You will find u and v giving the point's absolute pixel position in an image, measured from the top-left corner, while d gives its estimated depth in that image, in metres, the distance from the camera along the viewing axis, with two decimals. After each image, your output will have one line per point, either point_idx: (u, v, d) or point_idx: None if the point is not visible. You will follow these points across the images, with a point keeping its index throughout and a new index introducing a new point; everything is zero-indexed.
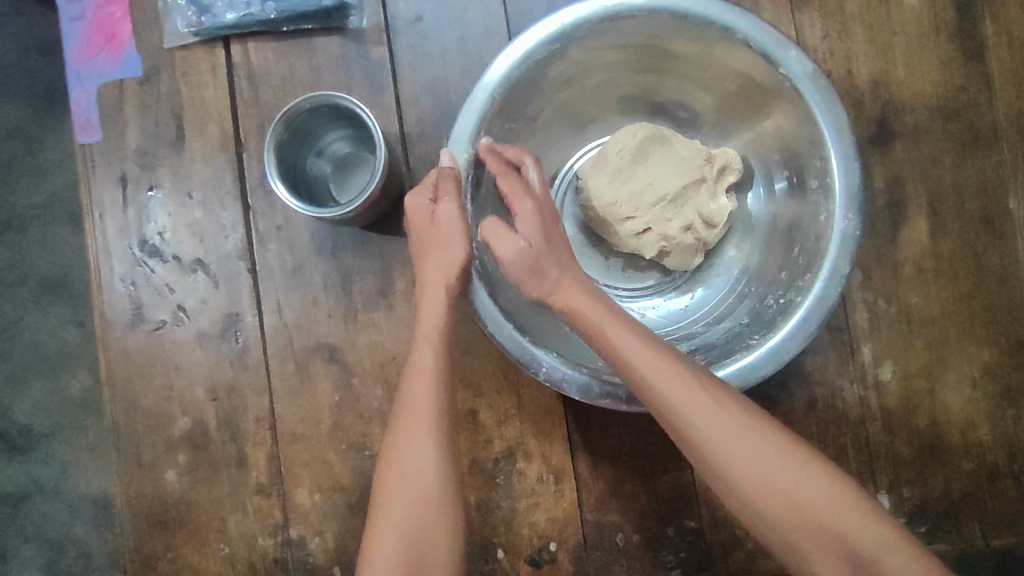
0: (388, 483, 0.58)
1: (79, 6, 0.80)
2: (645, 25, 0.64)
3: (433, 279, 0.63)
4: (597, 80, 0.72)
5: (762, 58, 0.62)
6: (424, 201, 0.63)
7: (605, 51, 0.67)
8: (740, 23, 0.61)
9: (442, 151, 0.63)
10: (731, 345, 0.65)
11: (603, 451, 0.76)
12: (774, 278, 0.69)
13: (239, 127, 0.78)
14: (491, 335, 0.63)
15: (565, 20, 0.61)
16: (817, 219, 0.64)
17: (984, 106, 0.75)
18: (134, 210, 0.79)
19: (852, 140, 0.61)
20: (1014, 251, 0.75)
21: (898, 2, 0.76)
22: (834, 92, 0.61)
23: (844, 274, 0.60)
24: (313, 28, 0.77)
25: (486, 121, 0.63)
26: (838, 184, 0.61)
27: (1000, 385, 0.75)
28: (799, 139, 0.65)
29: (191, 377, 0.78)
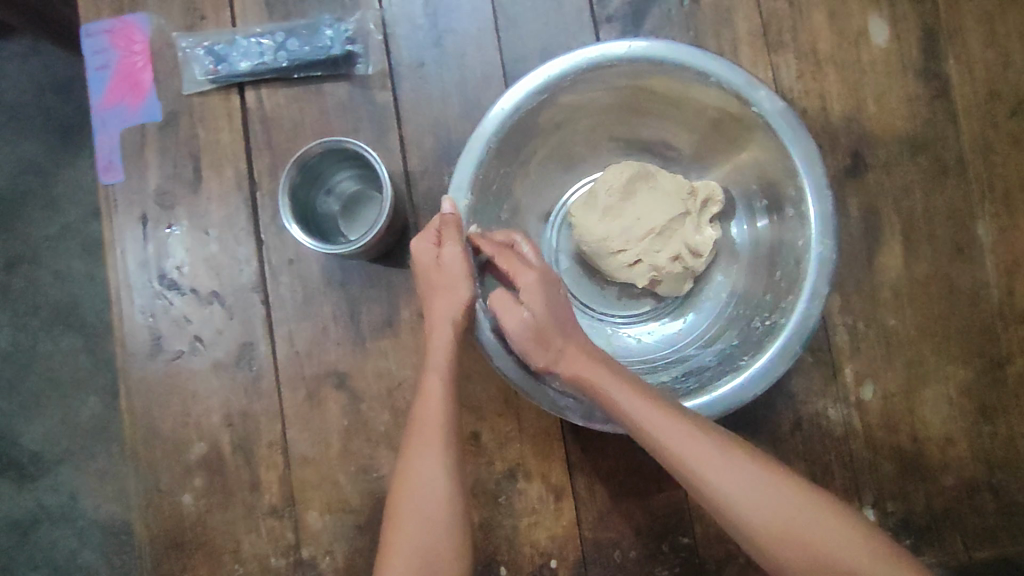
0: (403, 503, 0.61)
1: (103, 55, 0.85)
2: (627, 72, 0.69)
3: (441, 314, 0.68)
4: (586, 122, 0.77)
5: (738, 98, 0.67)
6: (429, 245, 0.69)
7: (592, 95, 0.72)
8: (715, 68, 0.66)
9: (443, 198, 0.67)
10: (722, 365, 0.69)
11: (602, 470, 0.80)
12: (759, 302, 0.73)
13: (253, 167, 0.83)
14: (497, 369, 0.67)
15: (553, 71, 0.66)
16: (796, 246, 0.68)
17: (950, 138, 0.81)
18: (154, 246, 0.84)
19: (822, 168, 0.65)
20: (984, 274, 0.80)
21: (866, 44, 0.81)
22: (805, 128, 0.66)
23: (824, 295, 0.65)
24: (323, 75, 0.83)
25: (486, 162, 0.68)
26: (812, 210, 0.65)
27: (976, 401, 0.79)
28: (775, 170, 0.70)
29: (206, 405, 0.82)
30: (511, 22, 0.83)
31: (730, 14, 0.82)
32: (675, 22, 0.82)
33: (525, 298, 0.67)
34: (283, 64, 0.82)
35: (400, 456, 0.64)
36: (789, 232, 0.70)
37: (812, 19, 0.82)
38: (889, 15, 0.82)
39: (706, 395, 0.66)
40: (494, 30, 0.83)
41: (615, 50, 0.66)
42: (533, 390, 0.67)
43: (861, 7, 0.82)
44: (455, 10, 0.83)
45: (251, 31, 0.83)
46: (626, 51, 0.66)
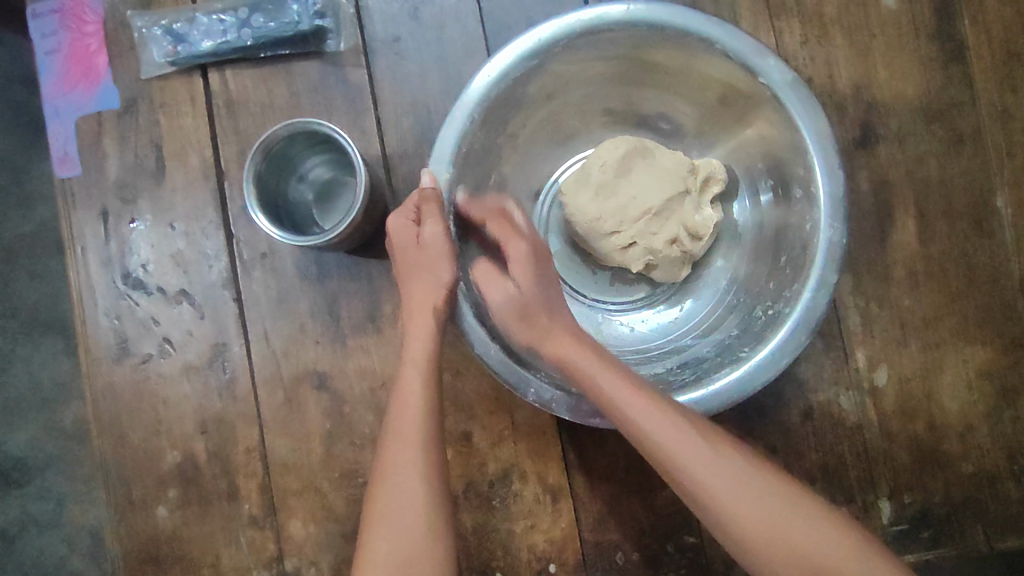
0: (378, 512, 0.56)
1: (54, 39, 0.79)
2: (624, 38, 0.63)
3: (420, 303, 0.63)
4: (578, 93, 0.72)
5: (743, 67, 0.61)
6: (406, 223, 0.65)
7: (584, 65, 0.67)
8: (717, 33, 0.60)
9: (424, 170, 0.62)
10: (720, 358, 0.64)
11: (599, 468, 0.75)
12: (762, 289, 0.68)
13: (220, 156, 0.77)
14: (480, 358, 0.62)
15: (541, 36, 0.61)
16: (802, 229, 0.63)
17: (966, 105, 0.75)
18: (116, 243, 0.78)
19: (835, 149, 0.60)
20: (1004, 249, 0.75)
21: (876, 5, 0.76)
22: (815, 101, 0.60)
23: (832, 284, 0.59)
24: (291, 53, 0.77)
25: (467, 139, 0.63)
26: (822, 192, 0.60)
27: (997, 385, 0.74)
28: (783, 147, 0.64)
29: (178, 411, 0.77)
30: None
31: None
32: None
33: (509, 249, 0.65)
34: (248, 42, 0.76)
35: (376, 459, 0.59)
36: (796, 216, 0.65)
37: None
38: None
39: (702, 390, 0.61)
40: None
41: (611, 13, 0.61)
42: (519, 380, 0.62)
43: None
44: None
45: (212, 7, 0.77)
46: (622, 14, 0.60)
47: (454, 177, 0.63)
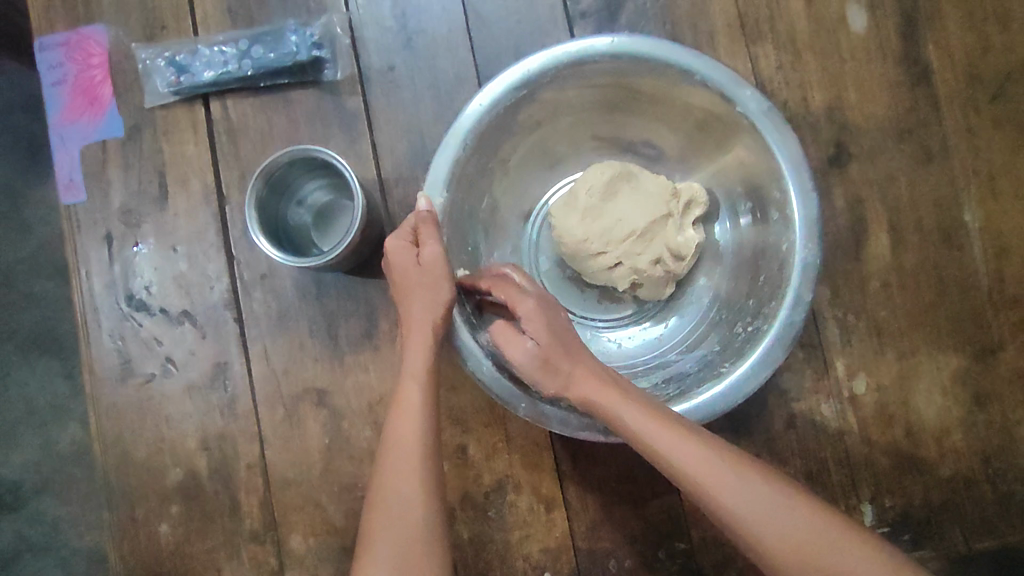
0: (378, 518, 0.58)
1: (61, 70, 0.82)
2: (608, 69, 0.67)
3: (420, 321, 0.65)
4: (565, 120, 0.75)
5: (722, 96, 0.65)
6: (403, 243, 0.66)
7: (571, 94, 0.71)
8: (696, 64, 0.64)
9: (419, 195, 0.65)
10: (703, 373, 0.67)
11: (592, 478, 0.77)
12: (742, 306, 0.71)
13: (221, 180, 0.80)
14: (473, 373, 0.66)
15: (530, 67, 0.64)
16: (780, 249, 0.66)
17: (933, 125, 0.79)
18: (120, 266, 0.81)
19: (808, 172, 0.64)
20: (973, 261, 0.78)
21: (845, 32, 0.80)
22: (790, 128, 0.64)
23: (808, 301, 0.63)
24: (290, 82, 0.80)
25: (460, 165, 0.66)
26: (798, 213, 0.64)
27: (971, 391, 0.77)
28: (760, 170, 0.68)
29: (181, 429, 0.79)
30: (482, 21, 0.80)
31: (706, 5, 0.80)
32: (650, 16, 0.80)
33: (501, 235, 0.67)
34: (248, 72, 0.79)
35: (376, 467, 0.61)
36: (773, 236, 0.68)
37: (789, 8, 0.80)
38: (866, 2, 0.80)
39: (684, 404, 0.64)
40: (465, 31, 0.80)
41: (597, 46, 0.64)
42: (510, 396, 0.66)
43: None
44: (424, 11, 0.81)
45: (213, 39, 0.81)
46: (607, 46, 0.64)
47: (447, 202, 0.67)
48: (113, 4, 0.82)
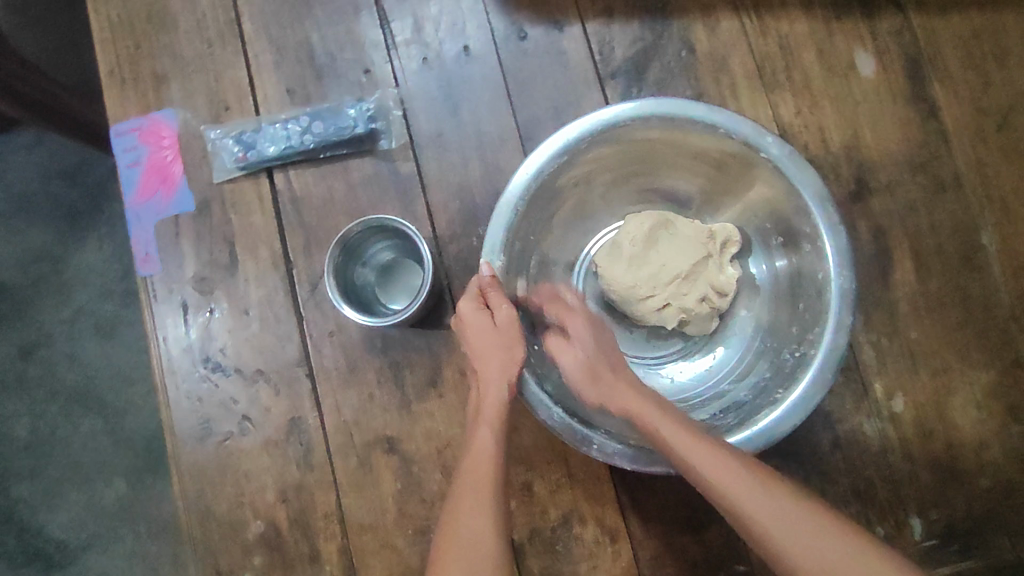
0: (450, 548, 0.62)
1: (135, 152, 0.88)
2: (639, 130, 0.73)
3: (494, 376, 0.71)
4: (603, 178, 0.82)
5: (746, 146, 0.71)
6: (474, 305, 0.74)
7: (608, 153, 0.77)
8: (720, 118, 0.70)
9: (479, 261, 0.72)
10: (758, 400, 0.72)
11: (652, 509, 0.82)
12: (785, 334, 0.76)
13: (288, 246, 0.86)
14: (545, 423, 0.70)
15: (569, 135, 0.71)
16: (816, 277, 0.72)
17: (945, 157, 0.85)
18: (196, 331, 0.86)
19: (835, 208, 0.69)
20: (994, 281, 0.84)
21: (856, 76, 0.87)
22: (813, 168, 0.70)
23: (850, 325, 0.68)
24: (347, 152, 0.87)
25: (513, 226, 0.72)
26: (829, 246, 0.69)
27: (1003, 404, 0.82)
28: (788, 208, 0.74)
29: (259, 482, 0.83)
30: (522, 87, 0.87)
31: (726, 60, 0.87)
32: (676, 73, 0.87)
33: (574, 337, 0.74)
34: (310, 145, 0.86)
35: (447, 503, 0.66)
36: (807, 263, 0.74)
37: (803, 58, 0.87)
38: (873, 48, 0.87)
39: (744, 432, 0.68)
40: (507, 96, 0.87)
41: (625, 110, 0.70)
42: (582, 437, 0.70)
43: (847, 43, 0.87)
44: (468, 81, 0.88)
45: (276, 117, 0.88)
46: (634, 109, 0.70)
47: (504, 263, 0.73)
48: (181, 90, 0.89)
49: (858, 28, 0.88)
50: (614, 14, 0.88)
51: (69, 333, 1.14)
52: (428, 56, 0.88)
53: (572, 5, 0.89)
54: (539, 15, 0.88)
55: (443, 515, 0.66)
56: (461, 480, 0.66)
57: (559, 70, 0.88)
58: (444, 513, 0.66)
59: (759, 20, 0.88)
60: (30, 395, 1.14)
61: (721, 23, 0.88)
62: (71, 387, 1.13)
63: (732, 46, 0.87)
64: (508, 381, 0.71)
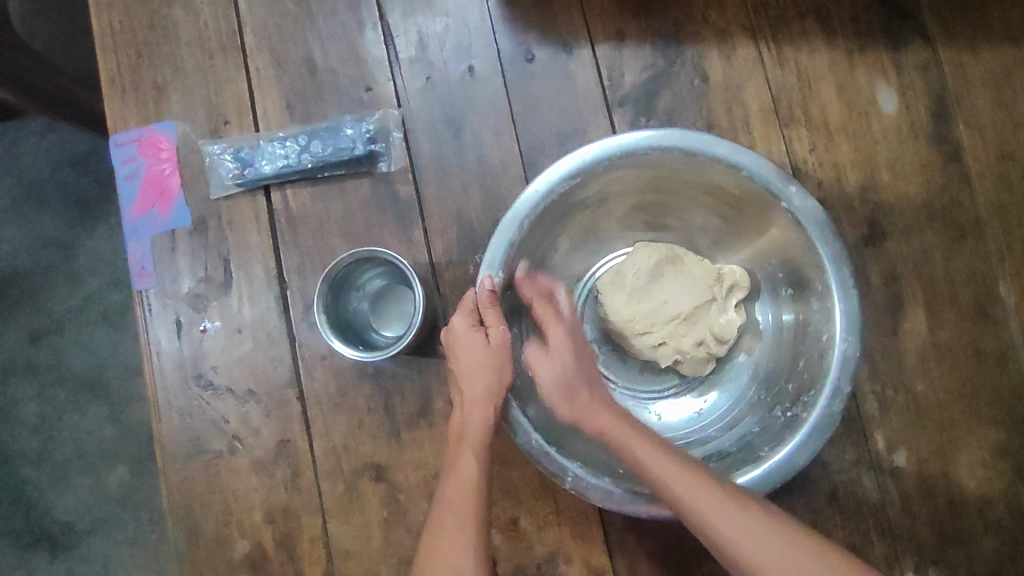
0: None
1: (133, 164, 0.87)
2: (657, 159, 0.70)
3: (478, 396, 0.70)
4: (612, 204, 0.79)
5: (767, 191, 0.68)
6: (467, 321, 0.72)
7: (621, 180, 0.74)
8: (743, 160, 0.67)
9: (480, 272, 0.70)
10: (742, 455, 0.70)
11: (640, 550, 0.80)
12: (782, 388, 0.74)
13: (282, 266, 0.85)
14: (521, 446, 0.69)
15: (586, 156, 0.69)
16: (820, 337, 0.69)
17: (965, 201, 0.82)
18: (189, 348, 0.86)
19: (849, 266, 0.67)
20: (1009, 334, 0.80)
21: (877, 113, 0.83)
22: (833, 228, 0.67)
23: (846, 393, 0.65)
24: (345, 172, 0.85)
25: (514, 244, 0.70)
26: (839, 307, 0.67)
27: (1011, 462, 0.79)
28: (800, 256, 0.71)
29: (247, 502, 0.83)
30: (527, 111, 0.85)
31: (740, 90, 0.84)
32: (687, 102, 0.84)
33: (555, 347, 0.73)
34: (308, 165, 0.85)
35: (432, 517, 0.66)
36: (814, 321, 0.71)
37: (821, 91, 0.83)
38: (896, 83, 0.83)
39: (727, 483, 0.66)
40: (511, 120, 0.85)
41: (646, 138, 0.68)
42: (557, 467, 0.68)
43: (869, 78, 0.83)
44: (471, 103, 0.85)
45: (275, 134, 0.86)
46: (656, 140, 0.68)
47: (505, 279, 0.71)
48: (181, 102, 0.88)
49: (881, 61, 0.83)
50: (625, 38, 0.85)
51: (76, 322, 1.14)
52: (431, 75, 0.86)
53: (582, 27, 0.85)
54: (547, 36, 0.85)
55: (422, 542, 0.65)
56: (446, 494, 0.67)
57: (566, 95, 0.85)
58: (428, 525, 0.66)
59: (778, 50, 0.84)
60: (36, 380, 1.14)
61: (737, 51, 0.84)
62: (76, 376, 1.14)
63: (747, 76, 0.84)
64: (491, 405, 0.70)
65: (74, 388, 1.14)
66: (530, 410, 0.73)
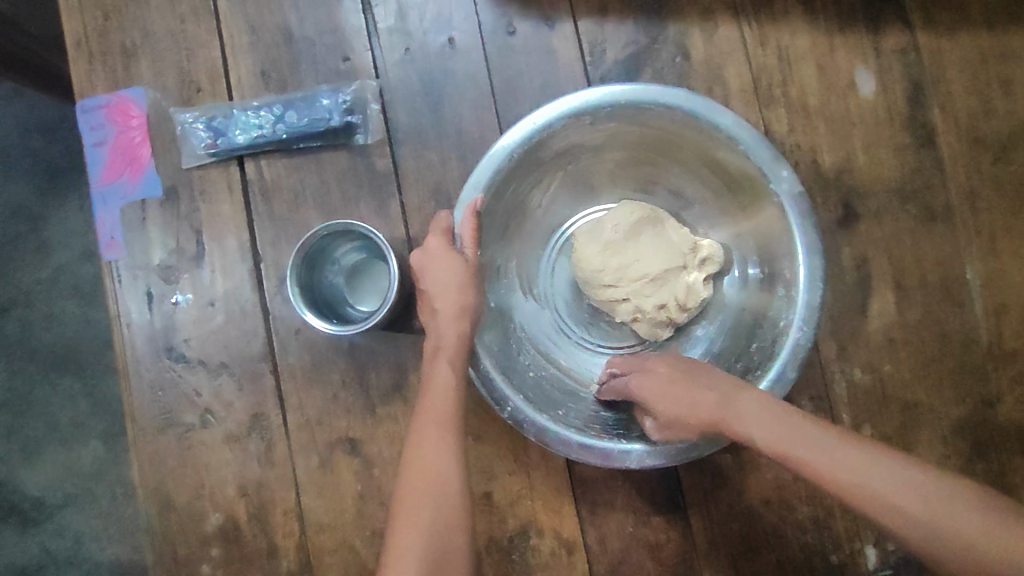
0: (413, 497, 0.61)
1: (102, 131, 0.85)
2: (663, 118, 0.71)
3: (444, 318, 0.71)
4: (607, 154, 0.80)
5: (758, 168, 0.69)
6: (442, 242, 0.72)
7: (624, 130, 0.75)
8: (744, 134, 0.68)
9: (465, 191, 0.70)
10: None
11: (611, 524, 0.81)
12: (729, 367, 0.76)
13: (256, 238, 0.84)
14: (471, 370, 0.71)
15: (589, 99, 0.69)
16: (778, 323, 0.70)
17: (937, 185, 0.83)
18: (160, 319, 0.84)
19: (820, 257, 0.67)
20: (974, 316, 0.82)
21: (855, 96, 0.83)
22: (813, 216, 0.68)
23: (790, 380, 0.67)
24: (321, 144, 0.84)
25: (502, 173, 0.71)
26: (801, 298, 0.67)
27: (969, 441, 0.81)
28: (772, 227, 0.72)
29: (220, 477, 0.83)
30: (508, 85, 0.84)
31: (721, 70, 0.84)
32: (668, 80, 0.84)
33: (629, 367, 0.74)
34: (283, 136, 0.83)
35: (410, 436, 0.66)
36: (774, 307, 0.72)
37: (801, 73, 0.84)
38: (874, 66, 0.84)
39: None
40: (491, 94, 0.84)
41: (656, 94, 0.69)
42: (500, 395, 0.70)
43: (848, 60, 0.84)
44: (450, 74, 0.84)
45: (249, 103, 0.84)
46: (666, 98, 0.69)
47: (484, 200, 0.71)
48: (151, 67, 0.85)
49: (861, 44, 0.84)
50: (607, 13, 0.84)
51: (46, 293, 1.12)
52: (410, 46, 0.84)
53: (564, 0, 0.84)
54: (529, 8, 0.84)
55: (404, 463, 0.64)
56: (422, 414, 0.66)
57: (546, 70, 0.84)
58: (406, 448, 0.65)
59: (760, 30, 0.84)
60: (5, 352, 1.12)
61: (719, 29, 0.84)
62: (46, 345, 1.12)
63: (728, 55, 0.84)
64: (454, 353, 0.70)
65: (44, 356, 1.12)
66: (481, 341, 0.73)
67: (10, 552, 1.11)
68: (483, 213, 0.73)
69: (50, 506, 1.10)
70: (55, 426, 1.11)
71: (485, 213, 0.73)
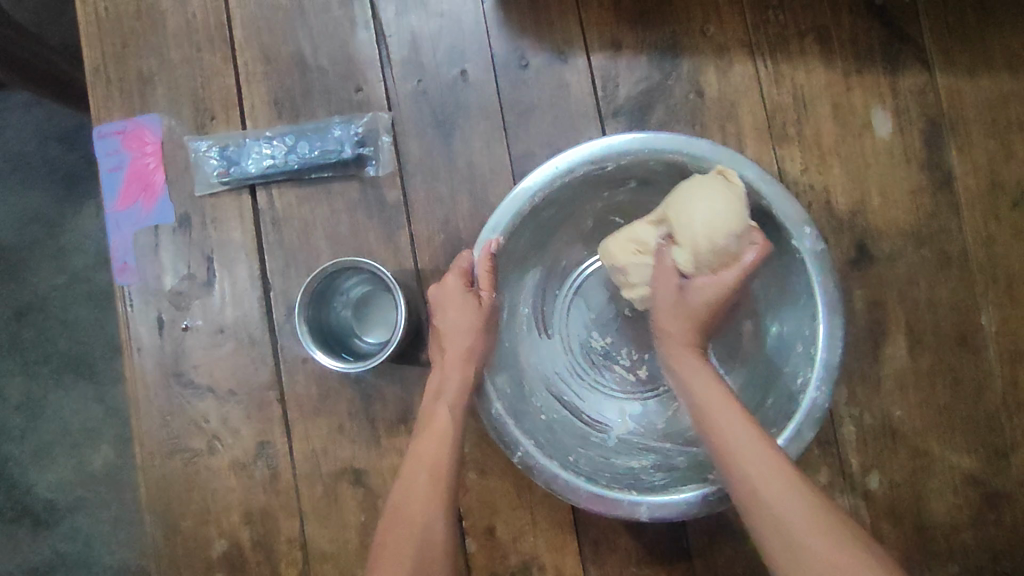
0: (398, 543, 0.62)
1: (117, 156, 0.86)
2: (686, 166, 0.70)
3: (455, 362, 0.71)
4: (627, 195, 0.80)
5: (780, 223, 0.68)
6: (460, 283, 0.73)
7: (646, 173, 0.74)
8: (767, 186, 0.67)
9: (481, 231, 0.70)
10: (690, 473, 0.71)
11: (614, 564, 0.81)
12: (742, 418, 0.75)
13: (266, 267, 0.84)
14: (482, 412, 0.70)
15: (612, 146, 0.69)
16: (797, 380, 0.70)
17: (954, 230, 0.82)
18: (170, 345, 0.85)
19: (841, 317, 0.66)
20: (989, 364, 0.80)
21: (871, 136, 0.82)
22: (833, 270, 0.67)
23: (806, 440, 0.66)
24: (332, 175, 0.84)
25: (522, 215, 0.71)
26: (820, 356, 0.66)
27: (981, 491, 0.79)
28: (795, 278, 0.71)
29: (225, 502, 0.83)
30: (519, 120, 0.84)
31: (736, 107, 0.83)
32: (681, 116, 0.83)
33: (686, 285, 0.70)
34: (295, 166, 0.84)
35: (399, 484, 0.66)
36: (794, 363, 0.71)
37: (816, 112, 0.83)
38: (892, 107, 0.82)
39: None
40: (503, 127, 0.84)
41: (680, 146, 0.68)
42: (511, 440, 0.69)
43: (865, 100, 0.83)
44: (462, 107, 0.84)
45: (262, 133, 0.85)
46: (690, 149, 0.68)
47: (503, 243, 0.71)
48: (167, 94, 0.86)
49: (878, 83, 0.83)
50: (621, 49, 0.84)
51: (60, 302, 1.13)
52: (423, 78, 0.84)
53: (578, 35, 0.84)
54: (543, 42, 0.84)
55: (389, 503, 0.66)
56: (413, 462, 0.67)
57: (558, 105, 0.84)
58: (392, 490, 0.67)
59: (776, 67, 0.83)
60: (20, 361, 1.14)
61: (734, 66, 0.83)
62: (60, 354, 1.13)
63: (743, 92, 0.83)
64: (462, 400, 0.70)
65: (58, 366, 1.13)
66: (494, 385, 0.74)
67: (20, 557, 1.12)
68: (498, 257, 0.72)
69: (57, 514, 1.12)
70: (66, 434, 1.13)
71: (500, 255, 0.73)
